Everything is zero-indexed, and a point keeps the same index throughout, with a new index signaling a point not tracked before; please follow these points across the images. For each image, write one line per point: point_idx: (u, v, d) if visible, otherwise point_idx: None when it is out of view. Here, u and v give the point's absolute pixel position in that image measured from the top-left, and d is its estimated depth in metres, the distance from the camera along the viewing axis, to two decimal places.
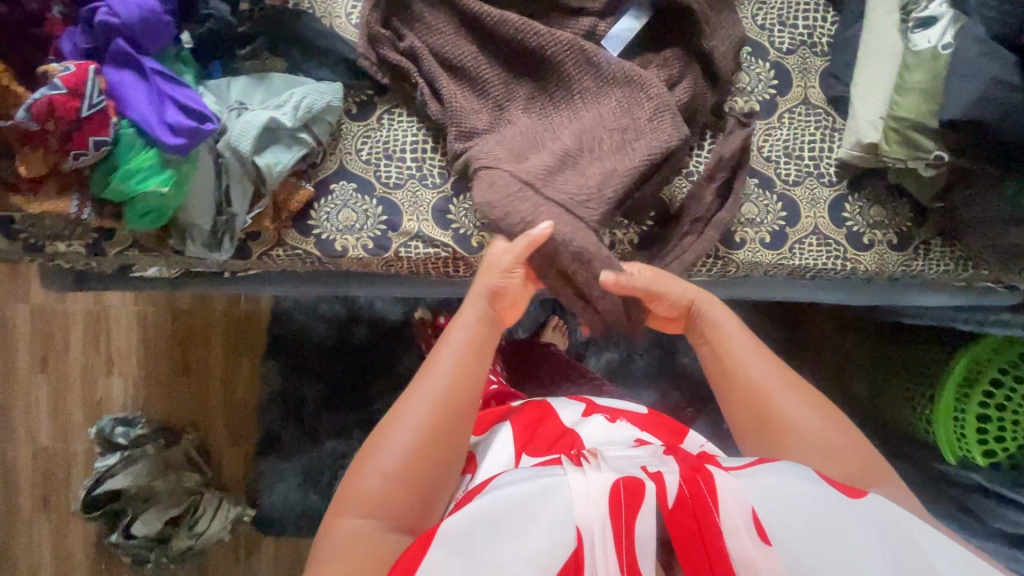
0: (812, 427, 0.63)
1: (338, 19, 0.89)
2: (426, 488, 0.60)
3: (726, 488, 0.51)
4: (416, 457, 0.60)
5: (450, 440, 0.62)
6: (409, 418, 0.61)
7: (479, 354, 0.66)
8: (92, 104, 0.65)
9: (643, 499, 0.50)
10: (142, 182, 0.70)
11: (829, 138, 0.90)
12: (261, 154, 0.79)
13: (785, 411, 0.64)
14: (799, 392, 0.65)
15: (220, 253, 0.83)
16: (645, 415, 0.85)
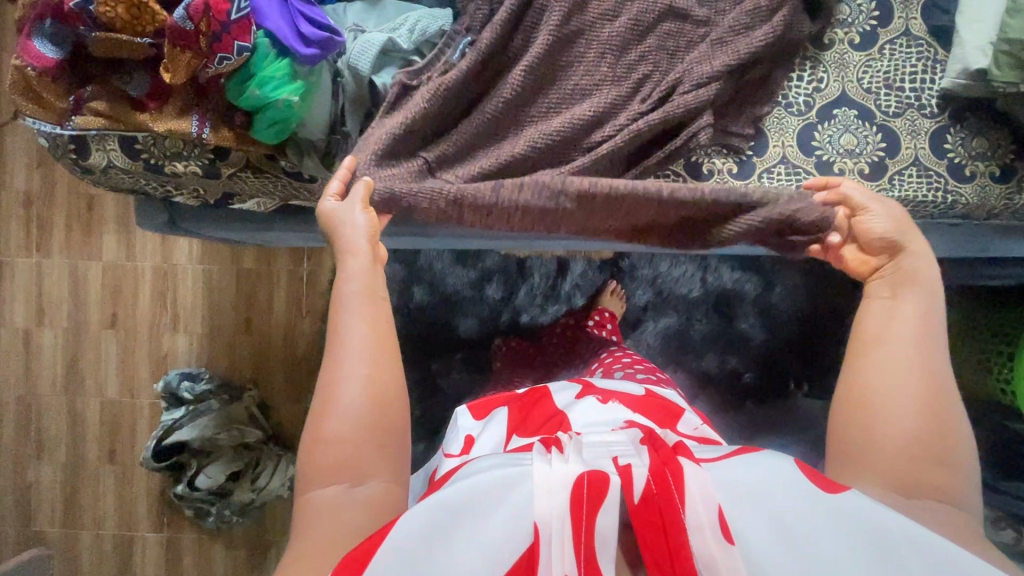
0: (912, 421, 0.60)
1: None
2: (387, 438, 0.65)
3: (695, 488, 0.53)
4: (365, 414, 0.64)
5: (387, 385, 0.66)
6: (344, 381, 0.65)
7: (376, 302, 0.70)
8: (240, 8, 0.67)
9: (607, 496, 0.52)
10: (276, 90, 0.72)
11: (930, 69, 0.90)
12: (378, 75, 0.82)
13: (893, 396, 0.62)
14: (924, 385, 0.62)
15: (337, 170, 0.87)
16: (641, 397, 1.00)
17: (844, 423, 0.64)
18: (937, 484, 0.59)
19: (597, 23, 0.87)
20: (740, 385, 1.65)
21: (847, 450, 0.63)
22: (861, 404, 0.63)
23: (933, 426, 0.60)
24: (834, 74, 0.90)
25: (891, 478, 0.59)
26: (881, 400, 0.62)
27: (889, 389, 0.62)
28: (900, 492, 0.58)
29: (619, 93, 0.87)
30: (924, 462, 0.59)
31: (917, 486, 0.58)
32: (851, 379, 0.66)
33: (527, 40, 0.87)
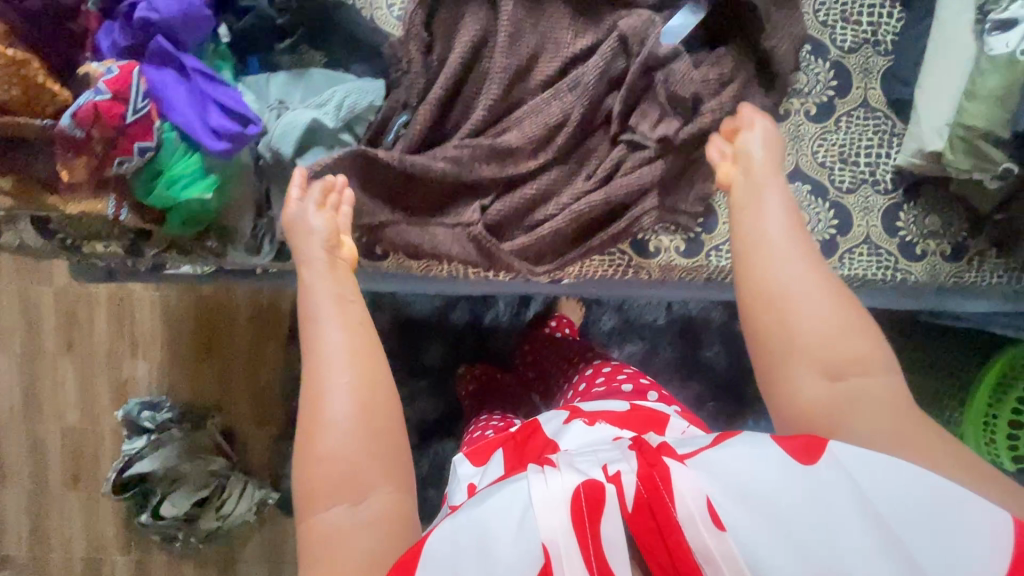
0: (822, 324, 0.57)
1: (379, 11, 0.83)
2: (382, 447, 0.58)
3: (686, 476, 0.47)
4: (355, 423, 0.57)
5: (373, 388, 0.60)
6: (327, 395, 0.58)
7: (344, 300, 0.65)
8: (137, 109, 0.63)
9: (603, 505, 0.46)
10: (186, 188, 0.68)
11: (886, 144, 0.87)
12: (303, 158, 0.77)
13: (806, 309, 0.58)
14: (830, 287, 0.59)
15: (262, 257, 0.82)
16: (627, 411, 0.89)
17: (767, 348, 0.59)
18: (864, 408, 0.55)
19: (539, 93, 0.83)
20: (705, 413, 1.65)
21: (781, 368, 0.58)
22: (778, 305, 0.59)
23: (849, 331, 0.57)
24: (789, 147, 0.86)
25: (810, 404, 0.56)
26: (797, 295, 0.58)
27: (799, 285, 0.59)
28: (820, 412, 0.55)
29: (557, 168, 0.84)
30: (840, 377, 0.56)
31: (844, 411, 0.55)
32: (761, 314, 0.59)
33: (464, 103, 0.82)
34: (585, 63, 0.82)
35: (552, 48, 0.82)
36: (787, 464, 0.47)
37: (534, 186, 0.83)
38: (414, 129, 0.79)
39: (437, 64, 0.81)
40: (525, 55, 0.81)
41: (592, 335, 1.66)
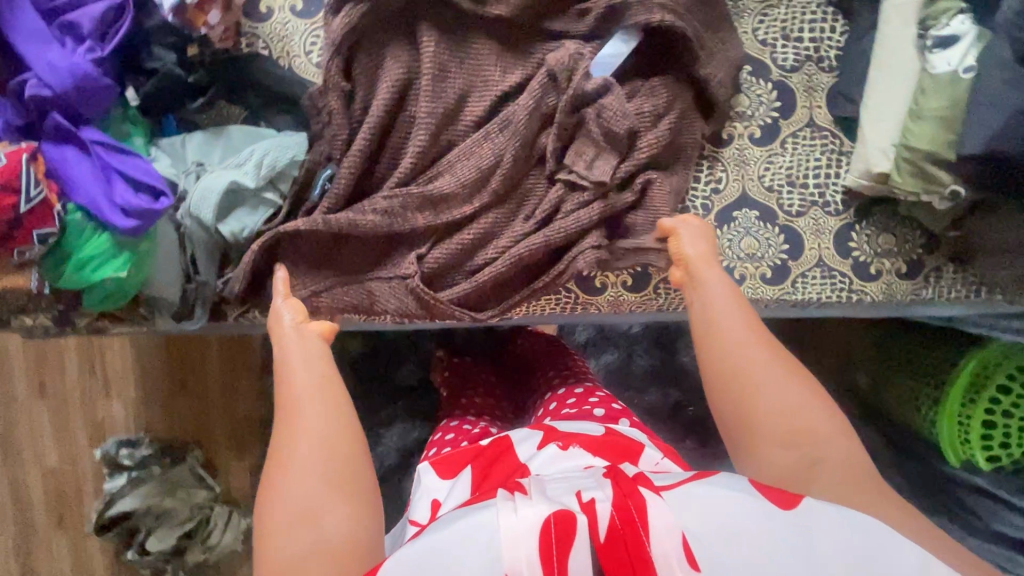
0: (776, 400, 0.59)
1: (296, 59, 0.78)
2: (345, 482, 0.58)
3: (663, 509, 0.47)
4: (321, 461, 0.58)
5: (339, 427, 0.61)
6: (292, 435, 0.60)
7: (324, 361, 0.67)
8: (30, 198, 0.60)
9: (576, 533, 0.45)
10: (98, 269, 0.66)
11: (835, 164, 0.84)
12: (225, 221, 0.74)
13: (762, 387, 0.60)
14: (781, 362, 0.61)
15: (192, 322, 0.80)
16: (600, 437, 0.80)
17: (729, 428, 0.61)
18: (822, 476, 0.57)
19: (470, 134, 0.80)
20: (683, 420, 1.64)
21: (745, 444, 0.60)
22: (737, 387, 0.60)
23: (802, 400, 0.60)
24: (734, 172, 0.84)
25: (771, 476, 0.58)
26: (753, 375, 0.60)
27: (755, 365, 0.61)
28: (781, 481, 0.58)
29: (494, 211, 0.81)
30: (799, 444, 0.58)
31: (804, 478, 0.57)
32: (729, 399, 0.61)
33: (391, 151, 0.79)
34: (517, 101, 0.78)
35: (480, 86, 0.79)
36: (764, 510, 0.48)
37: (468, 231, 0.80)
38: (339, 183, 0.76)
39: (361, 112, 0.78)
40: (452, 97, 0.78)
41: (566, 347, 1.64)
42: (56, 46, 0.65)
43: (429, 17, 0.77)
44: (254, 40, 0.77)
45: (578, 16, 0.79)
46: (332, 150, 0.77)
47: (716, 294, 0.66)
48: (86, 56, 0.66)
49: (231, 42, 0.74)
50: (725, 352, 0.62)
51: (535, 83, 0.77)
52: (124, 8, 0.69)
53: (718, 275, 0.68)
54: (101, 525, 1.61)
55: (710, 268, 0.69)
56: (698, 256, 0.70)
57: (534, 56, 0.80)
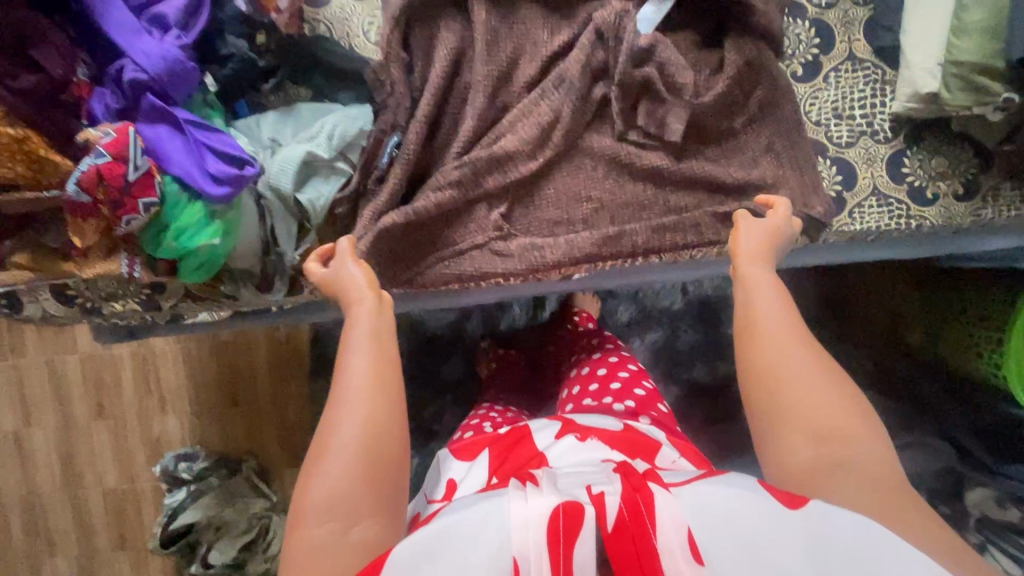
0: (815, 407, 0.58)
1: (356, 39, 0.84)
2: (378, 476, 0.57)
3: (671, 503, 0.47)
4: (359, 451, 0.57)
5: (386, 420, 0.59)
6: (343, 422, 0.59)
7: (383, 345, 0.65)
8: (137, 166, 0.64)
9: (583, 523, 0.45)
10: (194, 237, 0.70)
11: (879, 93, 0.86)
12: (303, 191, 0.77)
13: (797, 385, 0.59)
14: (821, 371, 0.60)
15: (274, 293, 0.84)
16: (617, 432, 0.83)
17: (764, 423, 0.60)
18: (854, 485, 0.54)
19: (523, 95, 0.83)
20: (734, 392, 1.62)
21: (773, 431, 0.59)
22: (770, 385, 0.60)
23: (840, 407, 0.58)
24: (782, 109, 0.85)
25: (796, 473, 0.56)
26: (786, 373, 0.60)
27: (793, 364, 0.60)
28: (805, 480, 0.55)
29: (558, 169, 0.85)
30: (836, 456, 0.56)
31: (830, 478, 0.54)
32: (764, 392, 0.60)
33: (450, 119, 0.83)
34: (567, 57, 0.82)
35: (529, 50, 0.83)
36: (769, 509, 0.47)
37: (525, 201, 0.85)
38: (409, 148, 0.80)
39: (421, 82, 0.82)
40: (505, 60, 0.82)
41: (609, 327, 1.65)
42: (146, 35, 0.70)
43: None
44: (317, 24, 0.82)
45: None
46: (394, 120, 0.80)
47: (760, 290, 0.67)
48: (174, 43, 0.71)
49: (296, 28, 0.79)
50: (767, 350, 0.62)
51: (585, 37, 0.81)
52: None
53: (761, 269, 0.69)
54: (165, 540, 1.59)
55: (752, 268, 0.69)
56: (748, 253, 0.70)
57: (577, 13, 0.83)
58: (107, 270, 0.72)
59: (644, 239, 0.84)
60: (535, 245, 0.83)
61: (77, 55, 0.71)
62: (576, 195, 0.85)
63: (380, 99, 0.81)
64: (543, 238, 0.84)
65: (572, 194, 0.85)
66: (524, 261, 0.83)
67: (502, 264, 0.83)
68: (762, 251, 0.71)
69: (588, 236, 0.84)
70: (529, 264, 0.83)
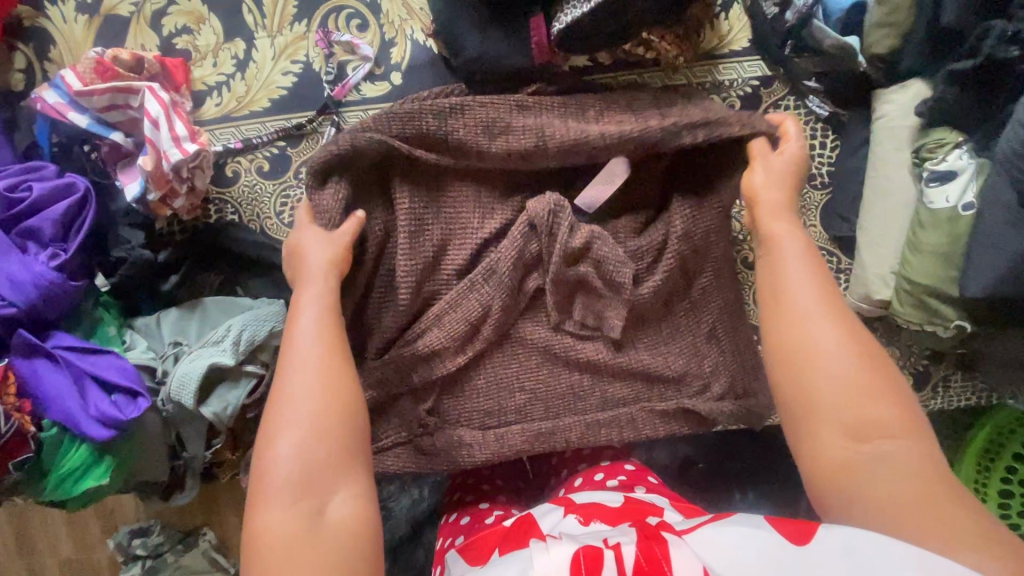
0: (850, 388, 0.44)
1: (269, 220, 0.76)
2: (343, 455, 0.46)
3: (687, 556, 0.39)
4: (314, 429, 0.46)
5: (347, 392, 0.48)
6: (298, 394, 0.47)
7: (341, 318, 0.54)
8: (1, 433, 0.58)
9: (603, 569, 0.38)
10: (80, 480, 0.64)
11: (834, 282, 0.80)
12: (206, 402, 0.70)
13: (823, 371, 0.45)
14: (853, 335, 0.46)
15: (181, 497, 0.78)
16: (619, 508, 0.64)
17: (789, 411, 0.46)
18: (900, 479, 0.40)
19: (452, 282, 0.77)
20: None
21: (798, 423, 0.45)
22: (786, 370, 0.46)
23: (875, 391, 0.43)
24: (728, 297, 0.80)
25: (835, 483, 0.42)
26: (813, 346, 0.46)
27: (814, 335, 0.46)
28: (850, 488, 0.42)
29: (491, 358, 0.79)
30: (867, 436, 0.42)
31: (867, 479, 0.41)
32: (785, 368, 0.46)
33: (369, 312, 0.76)
34: (500, 243, 0.76)
35: (459, 238, 0.76)
36: (779, 547, 0.38)
37: (454, 391, 0.79)
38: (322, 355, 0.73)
39: None
40: (431, 249, 0.75)
41: None
42: (17, 255, 0.63)
43: (403, 173, 0.73)
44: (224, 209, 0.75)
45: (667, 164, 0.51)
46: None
47: (788, 252, 0.51)
48: (48, 262, 0.64)
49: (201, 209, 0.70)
50: (788, 322, 0.47)
51: (518, 230, 0.74)
52: (85, 199, 0.66)
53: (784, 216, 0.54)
54: None
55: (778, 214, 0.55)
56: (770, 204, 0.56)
57: (509, 196, 0.78)
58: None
59: (578, 435, 0.79)
60: (461, 436, 0.78)
61: None
62: (508, 385, 0.80)
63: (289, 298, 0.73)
64: (471, 433, 0.79)
65: (504, 385, 0.80)
66: (453, 460, 0.78)
67: (429, 462, 0.79)
68: (778, 196, 0.56)
69: (518, 433, 0.79)
70: (458, 462, 0.78)
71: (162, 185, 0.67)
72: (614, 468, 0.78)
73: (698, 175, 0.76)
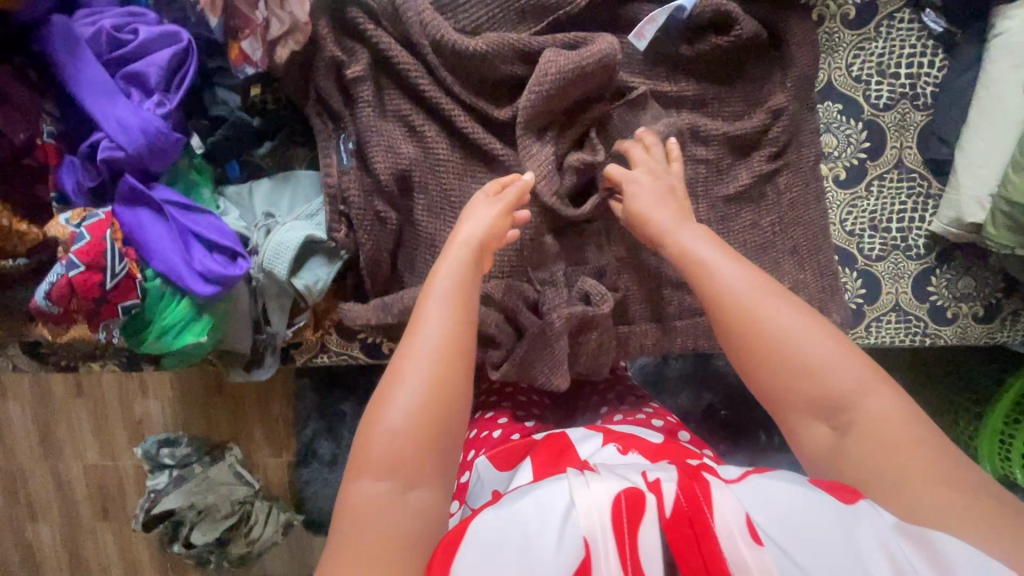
0: (785, 317, 0.51)
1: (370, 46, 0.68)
2: (436, 422, 0.47)
3: (730, 496, 0.38)
4: (422, 415, 0.46)
5: (452, 376, 0.49)
6: (407, 375, 0.48)
7: (467, 311, 0.53)
8: (115, 274, 0.59)
9: (642, 512, 0.38)
10: (179, 336, 0.65)
11: (921, 206, 0.80)
12: (299, 274, 0.70)
13: (769, 312, 0.51)
14: (756, 272, 0.55)
15: (260, 372, 0.78)
16: (664, 445, 0.61)
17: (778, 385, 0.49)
18: (850, 380, 0.48)
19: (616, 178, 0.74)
20: None
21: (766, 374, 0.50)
22: (768, 351, 0.50)
23: (844, 361, 0.48)
24: (818, 213, 0.79)
25: (812, 398, 0.48)
26: (741, 295, 0.53)
27: (747, 292, 0.53)
28: (833, 395, 0.47)
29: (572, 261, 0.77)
30: (837, 402, 0.47)
31: (818, 380, 0.48)
32: (753, 334, 0.51)
33: None
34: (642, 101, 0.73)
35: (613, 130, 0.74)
36: (826, 505, 0.38)
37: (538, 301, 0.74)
38: (431, 222, 0.71)
39: (431, 140, 0.71)
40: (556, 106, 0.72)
41: None
42: (123, 100, 0.61)
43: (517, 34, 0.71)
44: (341, 33, 0.68)
45: (608, 19, 0.74)
46: (399, 186, 0.70)
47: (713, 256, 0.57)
48: (155, 110, 0.62)
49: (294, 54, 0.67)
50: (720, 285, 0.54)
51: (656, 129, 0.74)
52: (188, 51, 0.64)
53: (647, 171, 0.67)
54: (127, 544, 1.41)
55: (676, 221, 0.62)
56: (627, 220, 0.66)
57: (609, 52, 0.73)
58: (84, 335, 0.62)
59: (654, 339, 0.80)
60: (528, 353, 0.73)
61: (42, 110, 0.61)
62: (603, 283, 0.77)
63: (377, 171, 0.68)
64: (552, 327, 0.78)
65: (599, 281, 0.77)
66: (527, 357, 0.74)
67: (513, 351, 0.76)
68: (652, 210, 0.63)
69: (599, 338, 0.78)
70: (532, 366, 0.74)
71: (267, 57, 0.67)
72: (654, 410, 0.73)
73: (801, 87, 0.76)
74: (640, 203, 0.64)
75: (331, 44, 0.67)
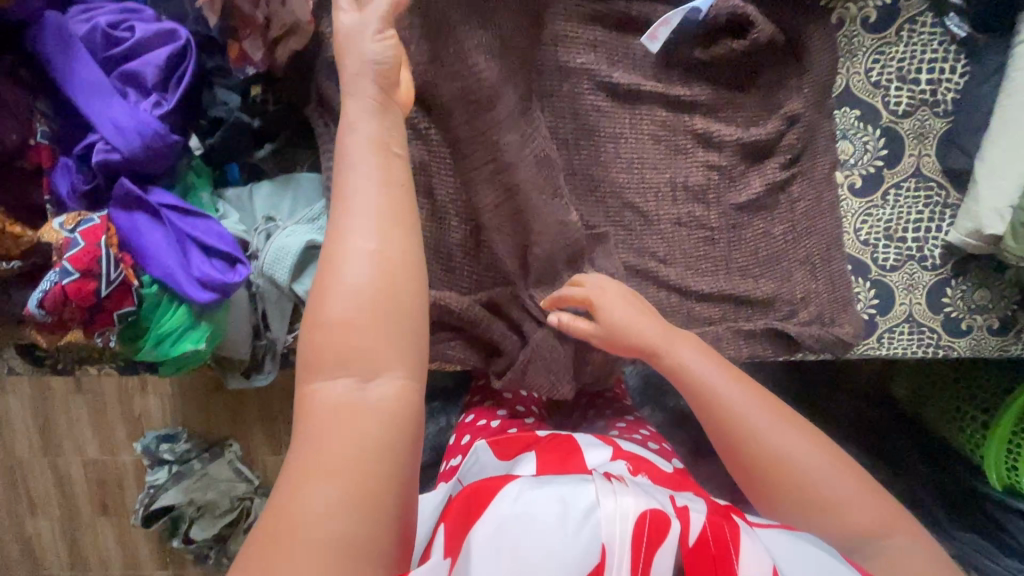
0: (763, 421, 0.52)
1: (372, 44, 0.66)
2: (388, 298, 0.37)
3: (757, 543, 0.39)
4: (372, 299, 0.37)
5: (402, 242, 0.38)
6: (344, 251, 0.37)
7: (404, 162, 0.41)
8: (110, 281, 0.57)
9: (666, 536, 0.37)
10: (176, 344, 0.63)
11: (938, 216, 0.78)
12: (300, 279, 0.67)
13: (749, 418, 0.52)
14: (725, 367, 0.57)
15: (259, 378, 0.76)
16: (673, 473, 0.59)
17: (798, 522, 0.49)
18: (842, 485, 0.49)
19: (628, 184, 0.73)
20: None
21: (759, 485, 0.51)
22: (757, 461, 0.51)
23: (825, 461, 0.50)
24: (832, 221, 0.77)
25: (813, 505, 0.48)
26: (721, 397, 0.54)
27: (725, 397, 0.54)
28: (830, 506, 0.48)
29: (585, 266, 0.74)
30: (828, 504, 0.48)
31: (812, 488, 0.49)
32: (740, 446, 0.52)
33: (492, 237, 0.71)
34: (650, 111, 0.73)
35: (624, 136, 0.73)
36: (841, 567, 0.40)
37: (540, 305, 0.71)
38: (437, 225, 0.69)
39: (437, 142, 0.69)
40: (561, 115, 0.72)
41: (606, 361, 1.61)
42: (119, 100, 0.59)
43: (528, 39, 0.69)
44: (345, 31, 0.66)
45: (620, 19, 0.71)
46: None
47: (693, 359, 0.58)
48: (151, 110, 0.60)
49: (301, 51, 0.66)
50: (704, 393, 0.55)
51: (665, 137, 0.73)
52: (187, 49, 0.62)
53: (606, 281, 0.66)
54: (125, 540, 1.40)
55: (664, 336, 0.60)
56: (605, 340, 0.63)
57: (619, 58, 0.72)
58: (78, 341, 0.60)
59: None
60: (529, 367, 0.70)
61: (34, 109, 0.59)
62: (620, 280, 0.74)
63: None
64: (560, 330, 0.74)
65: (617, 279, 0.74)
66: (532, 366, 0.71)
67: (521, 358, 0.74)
68: (617, 318, 0.62)
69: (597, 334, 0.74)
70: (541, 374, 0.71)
71: (267, 58, 0.64)
72: (651, 435, 0.74)
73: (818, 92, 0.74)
74: (614, 315, 0.62)
75: (333, 43, 0.65)
